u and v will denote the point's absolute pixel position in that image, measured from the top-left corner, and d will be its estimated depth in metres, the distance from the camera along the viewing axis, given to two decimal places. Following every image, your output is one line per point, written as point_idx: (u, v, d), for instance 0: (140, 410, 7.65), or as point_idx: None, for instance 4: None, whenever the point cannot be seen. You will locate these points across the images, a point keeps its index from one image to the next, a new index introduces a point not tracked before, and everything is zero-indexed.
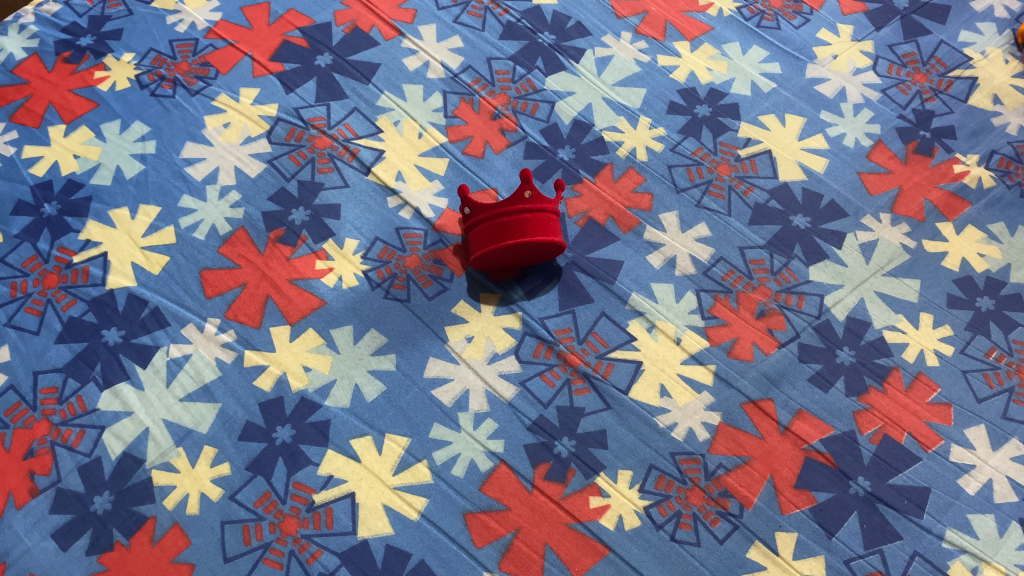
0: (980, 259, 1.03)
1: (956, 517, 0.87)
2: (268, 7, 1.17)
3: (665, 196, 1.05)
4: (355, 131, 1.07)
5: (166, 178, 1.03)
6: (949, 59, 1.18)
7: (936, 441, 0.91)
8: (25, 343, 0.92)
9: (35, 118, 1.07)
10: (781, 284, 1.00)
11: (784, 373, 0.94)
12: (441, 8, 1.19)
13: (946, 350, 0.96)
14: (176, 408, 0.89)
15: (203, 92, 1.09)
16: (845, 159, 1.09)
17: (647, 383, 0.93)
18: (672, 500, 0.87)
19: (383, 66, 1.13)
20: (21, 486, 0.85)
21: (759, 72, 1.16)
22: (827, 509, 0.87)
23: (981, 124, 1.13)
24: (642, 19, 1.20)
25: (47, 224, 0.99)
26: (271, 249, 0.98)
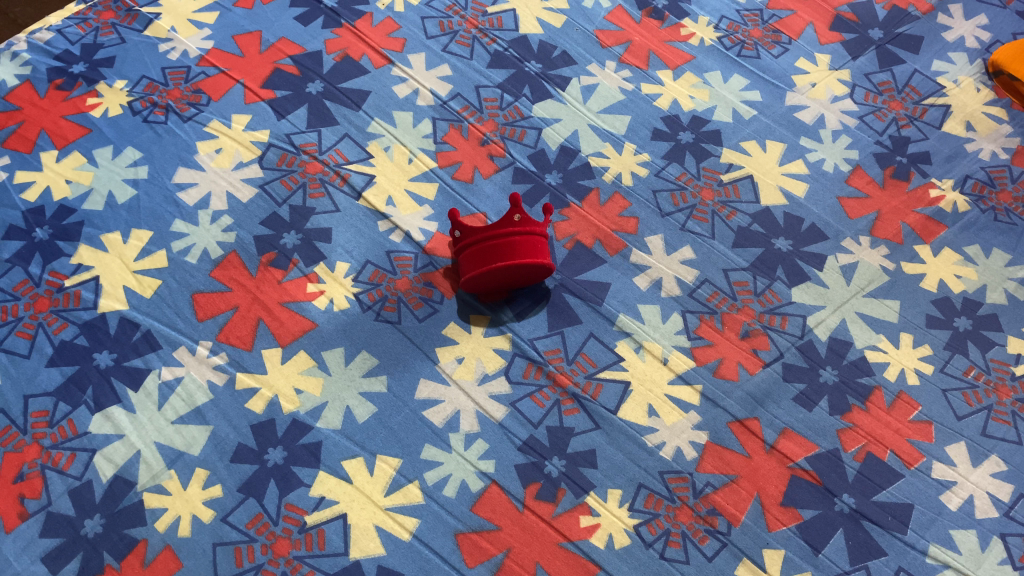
0: (957, 280, 1.05)
1: (938, 532, 0.89)
2: (259, 35, 1.19)
3: (651, 220, 1.08)
4: (346, 157, 1.08)
5: (157, 204, 1.04)
6: (923, 87, 1.22)
7: (918, 458, 0.93)
8: (16, 367, 0.93)
9: (28, 144, 1.08)
10: (764, 305, 1.02)
11: (769, 393, 0.96)
12: (430, 37, 1.21)
13: (926, 369, 0.99)
14: (167, 430, 0.90)
15: (195, 118, 1.10)
16: (824, 183, 1.12)
17: (635, 403, 0.95)
18: (661, 519, 0.88)
19: (373, 94, 1.15)
20: (11, 509, 0.85)
21: (740, 100, 1.19)
22: (814, 526, 0.89)
23: (954, 149, 1.16)
24: (626, 48, 1.23)
25: (38, 249, 1.00)
26: (262, 273, 0.99)
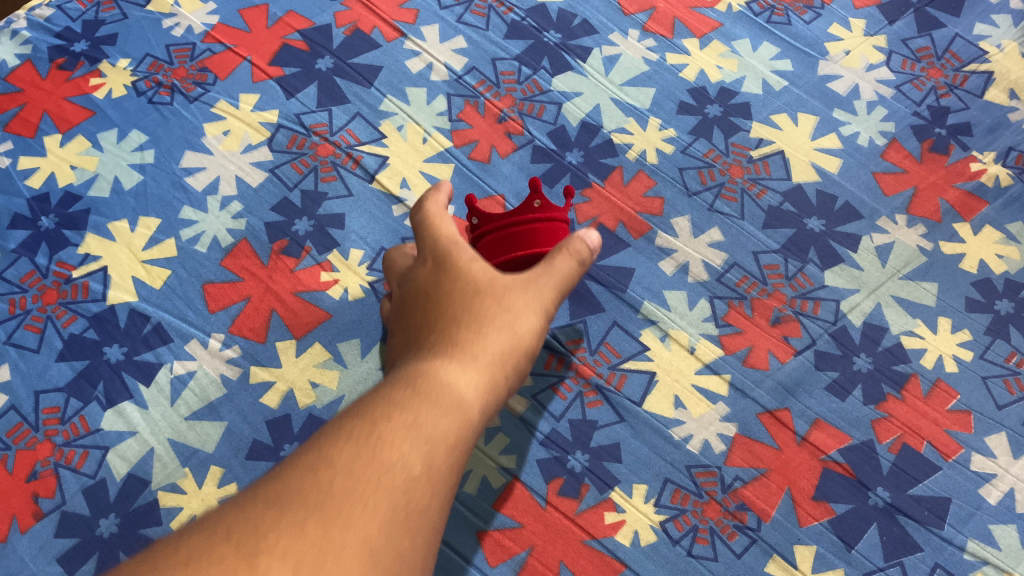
0: (999, 260, 1.00)
1: (977, 527, 0.86)
2: (266, 9, 1.14)
3: (677, 200, 1.03)
4: (358, 138, 1.04)
5: (165, 189, 1.00)
6: (964, 53, 1.15)
7: (956, 450, 0.89)
8: (25, 361, 0.90)
9: (31, 127, 1.04)
10: (796, 290, 0.98)
11: (800, 382, 0.93)
12: (444, 7, 1.16)
13: (965, 356, 0.95)
14: (181, 426, 0.87)
15: (201, 98, 1.06)
16: (858, 159, 1.07)
17: (661, 394, 0.92)
18: (688, 515, 0.86)
19: (385, 69, 1.10)
20: (25, 509, 0.83)
21: (769, 69, 1.13)
22: (846, 521, 0.86)
23: (997, 120, 1.10)
24: (649, 16, 1.17)
25: (45, 239, 0.97)
26: (274, 261, 0.96)
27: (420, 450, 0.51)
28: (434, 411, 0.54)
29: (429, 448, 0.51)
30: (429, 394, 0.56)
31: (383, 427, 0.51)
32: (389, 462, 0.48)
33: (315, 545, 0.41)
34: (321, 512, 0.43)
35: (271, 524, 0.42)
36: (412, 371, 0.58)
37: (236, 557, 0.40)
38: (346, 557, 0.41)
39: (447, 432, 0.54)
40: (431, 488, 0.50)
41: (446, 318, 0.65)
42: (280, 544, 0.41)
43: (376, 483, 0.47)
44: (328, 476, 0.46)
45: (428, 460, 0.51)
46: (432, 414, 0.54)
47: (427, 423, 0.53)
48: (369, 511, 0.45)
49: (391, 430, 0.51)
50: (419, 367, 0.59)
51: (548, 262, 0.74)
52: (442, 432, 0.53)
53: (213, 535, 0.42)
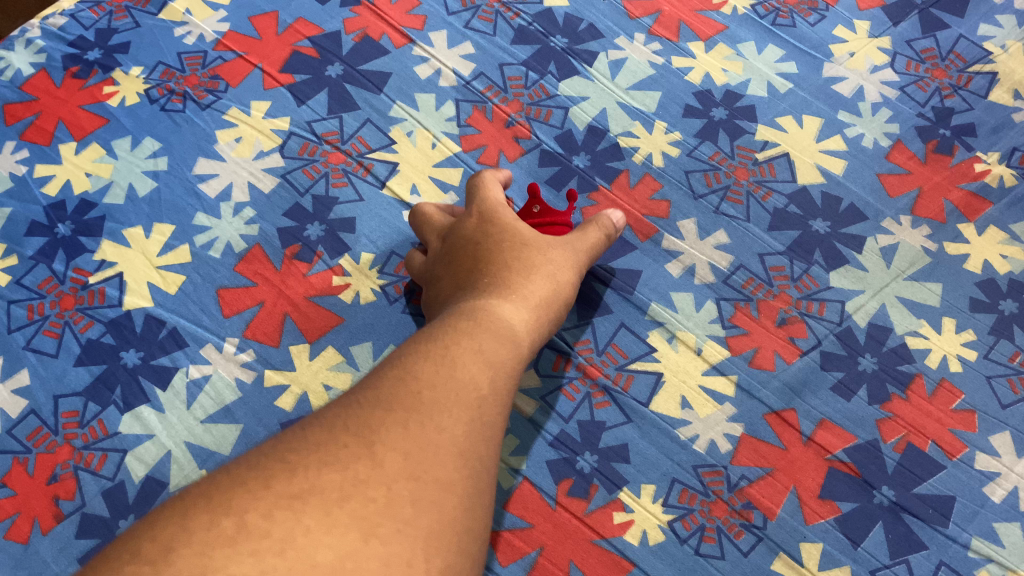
0: (1003, 260, 1.01)
1: (982, 525, 0.87)
2: (276, 16, 1.16)
3: (683, 203, 1.04)
4: (368, 144, 1.06)
5: (179, 196, 1.02)
6: (968, 54, 1.16)
7: (960, 449, 0.90)
8: (44, 366, 0.92)
9: (46, 135, 1.06)
10: (801, 291, 0.99)
11: (806, 382, 0.94)
12: (451, 13, 1.17)
13: (969, 356, 0.96)
14: (197, 429, 0.89)
15: (213, 106, 1.08)
16: (863, 160, 1.08)
17: (668, 395, 0.93)
18: (695, 514, 0.87)
19: (394, 75, 1.11)
20: (46, 511, 0.85)
21: (774, 72, 1.14)
22: (852, 520, 0.87)
23: (1001, 120, 1.11)
24: (655, 19, 1.18)
25: (62, 245, 0.99)
26: (287, 267, 0.98)
27: (488, 373, 0.69)
28: (493, 352, 0.72)
29: (491, 376, 0.69)
30: (490, 324, 0.75)
31: (455, 356, 0.69)
32: (465, 380, 0.66)
33: (413, 446, 0.58)
34: (418, 416, 0.61)
35: (378, 421, 0.60)
36: (475, 313, 0.76)
37: (357, 444, 0.58)
38: (436, 458, 0.59)
39: (505, 364, 0.72)
40: (496, 402, 0.68)
41: (502, 261, 0.85)
42: (390, 443, 0.58)
43: (453, 397, 0.64)
44: (418, 385, 0.64)
45: (494, 377, 0.70)
46: (489, 351, 0.71)
47: (491, 356, 0.71)
48: (451, 418, 0.62)
49: (462, 353, 0.70)
50: (485, 304, 0.78)
51: (580, 231, 0.93)
52: (497, 365, 0.71)
53: (343, 420, 0.60)
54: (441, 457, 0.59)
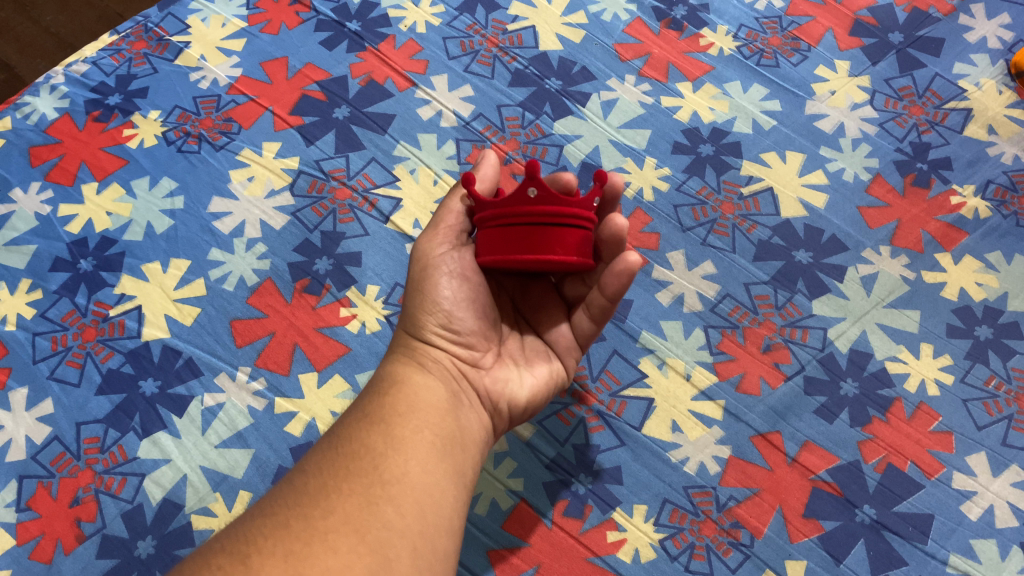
0: (978, 288, 1.06)
1: (959, 542, 0.91)
2: (286, 62, 1.22)
3: (672, 235, 1.10)
4: (373, 181, 1.12)
5: (194, 233, 1.08)
6: (944, 91, 1.22)
7: (939, 469, 0.95)
8: (67, 395, 0.97)
9: (69, 176, 1.12)
10: (785, 318, 1.04)
11: (791, 406, 0.98)
12: (452, 57, 1.24)
13: (946, 380, 1.00)
14: (211, 454, 0.94)
15: (227, 147, 1.14)
16: (844, 194, 1.13)
17: (659, 419, 0.98)
18: (686, 533, 0.91)
19: (398, 117, 1.17)
20: (68, 532, 0.89)
21: (759, 110, 1.20)
22: (835, 537, 0.91)
23: (976, 154, 1.16)
24: (645, 61, 1.24)
25: (84, 280, 1.05)
26: (296, 299, 1.03)
27: (384, 435, 0.69)
28: (391, 411, 0.72)
29: (387, 436, 0.69)
30: (390, 390, 0.76)
31: (348, 438, 0.70)
32: (355, 455, 0.67)
33: (297, 542, 0.59)
34: (302, 513, 0.62)
35: (258, 534, 0.60)
36: (375, 385, 0.78)
37: (234, 562, 0.57)
38: (326, 544, 0.59)
39: (407, 416, 0.72)
40: (401, 457, 0.68)
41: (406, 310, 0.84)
42: (269, 549, 0.58)
43: (345, 476, 0.66)
44: (310, 482, 0.66)
45: (390, 439, 0.69)
46: (385, 414, 0.72)
47: (385, 416, 0.71)
48: (342, 498, 0.63)
49: (358, 429, 0.71)
50: (383, 374, 0.79)
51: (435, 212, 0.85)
52: (395, 422, 0.71)
53: (222, 545, 0.60)
54: (334, 538, 0.59)
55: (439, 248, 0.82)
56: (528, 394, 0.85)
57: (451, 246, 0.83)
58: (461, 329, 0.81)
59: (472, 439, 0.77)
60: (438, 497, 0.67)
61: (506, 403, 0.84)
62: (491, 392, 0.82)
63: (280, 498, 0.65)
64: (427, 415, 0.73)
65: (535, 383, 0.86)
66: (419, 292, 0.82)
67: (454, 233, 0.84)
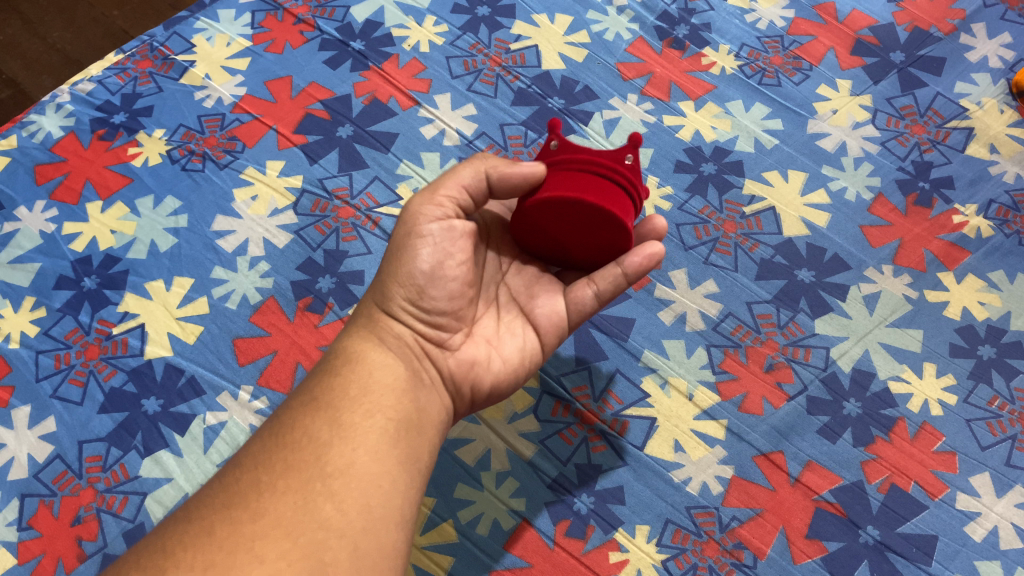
0: (981, 307, 1.06)
1: (963, 563, 0.90)
2: (290, 80, 1.23)
3: (674, 254, 1.10)
4: (376, 200, 1.12)
5: (198, 251, 1.08)
6: (946, 110, 1.22)
7: (942, 489, 0.94)
8: (70, 414, 0.97)
9: (74, 195, 1.13)
10: (788, 338, 1.04)
11: (793, 426, 0.98)
12: (455, 76, 1.24)
13: (950, 400, 1.00)
14: (213, 473, 0.94)
15: (231, 165, 1.15)
16: (846, 213, 1.13)
17: (661, 439, 0.97)
18: (688, 553, 0.91)
19: (401, 136, 1.18)
20: (69, 551, 0.89)
21: (761, 129, 1.21)
22: (838, 558, 0.91)
23: (978, 173, 1.16)
24: (647, 80, 1.25)
25: (87, 298, 1.05)
26: (299, 317, 1.03)
27: (330, 423, 0.70)
28: (341, 395, 0.73)
29: (333, 424, 0.70)
30: (341, 371, 0.76)
31: (294, 425, 0.71)
32: (298, 445, 0.69)
33: (221, 551, 0.60)
34: (231, 515, 0.63)
35: (182, 543, 0.61)
36: (330, 362, 0.78)
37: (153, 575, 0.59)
38: (252, 551, 0.60)
39: (356, 400, 0.73)
40: (347, 445, 0.69)
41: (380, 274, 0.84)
42: (190, 560, 0.59)
43: (285, 468, 0.67)
44: (246, 477, 0.67)
45: (334, 425, 0.70)
46: (334, 399, 0.73)
47: (333, 402, 0.72)
48: (276, 497, 0.64)
49: (303, 418, 0.71)
50: (340, 349, 0.80)
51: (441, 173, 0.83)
52: (342, 408, 0.72)
53: (145, 554, 0.61)
54: (262, 543, 0.60)
55: (428, 218, 0.80)
56: (494, 378, 0.85)
57: (443, 217, 0.81)
58: (431, 308, 0.80)
59: (431, 418, 0.78)
60: (386, 488, 0.68)
61: (469, 386, 0.84)
62: (453, 370, 0.82)
63: (224, 488, 0.67)
64: (379, 398, 0.74)
65: (502, 368, 0.85)
66: (397, 261, 0.81)
67: (451, 206, 0.81)
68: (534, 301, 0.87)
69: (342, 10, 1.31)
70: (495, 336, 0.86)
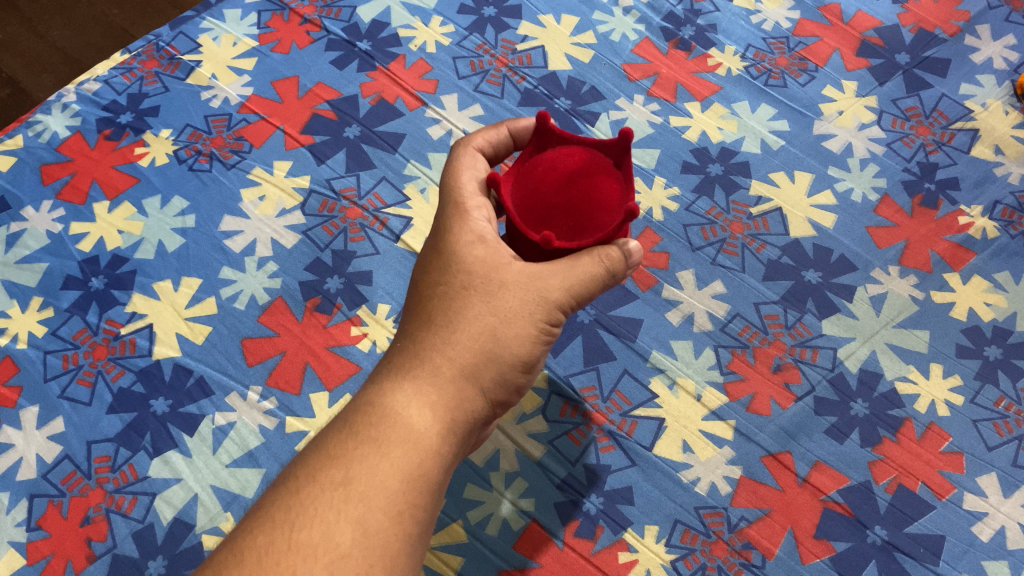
0: (987, 308, 1.06)
1: (970, 563, 0.91)
2: (297, 81, 1.23)
3: (682, 254, 1.10)
4: (384, 200, 1.12)
5: (206, 251, 1.08)
6: (951, 111, 1.23)
7: (949, 490, 0.94)
8: (78, 414, 0.97)
9: (81, 195, 1.13)
10: (795, 338, 1.04)
11: (801, 426, 0.98)
12: (462, 77, 1.24)
13: (957, 400, 1.00)
14: (222, 473, 0.94)
15: (238, 166, 1.15)
16: (852, 214, 1.14)
17: (670, 439, 0.98)
18: (697, 553, 0.91)
19: (408, 136, 1.18)
20: (79, 552, 0.89)
21: (768, 130, 1.21)
22: (846, 559, 0.91)
23: (983, 174, 1.17)
24: (653, 81, 1.25)
25: (95, 298, 1.05)
26: (307, 317, 1.03)
27: (358, 526, 0.64)
28: (379, 488, 0.66)
29: (361, 528, 0.64)
30: (386, 449, 0.68)
31: (316, 511, 0.64)
32: (316, 550, 0.62)
33: None
34: None
35: None
36: (374, 431, 0.69)
37: None
38: None
39: (391, 499, 0.66)
40: (367, 560, 0.63)
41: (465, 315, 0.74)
42: None
43: None
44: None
45: (361, 531, 0.64)
46: (368, 490, 0.66)
47: (365, 497, 0.65)
48: None
49: (331, 508, 0.64)
50: (386, 415, 0.70)
51: (584, 270, 0.75)
52: (375, 509, 0.65)
53: None
54: None
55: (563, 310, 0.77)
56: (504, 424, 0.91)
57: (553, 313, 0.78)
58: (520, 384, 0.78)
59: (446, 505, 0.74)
60: None
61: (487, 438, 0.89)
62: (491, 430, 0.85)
63: None
64: (416, 497, 0.68)
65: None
66: (518, 331, 0.74)
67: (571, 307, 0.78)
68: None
69: (348, 10, 1.31)
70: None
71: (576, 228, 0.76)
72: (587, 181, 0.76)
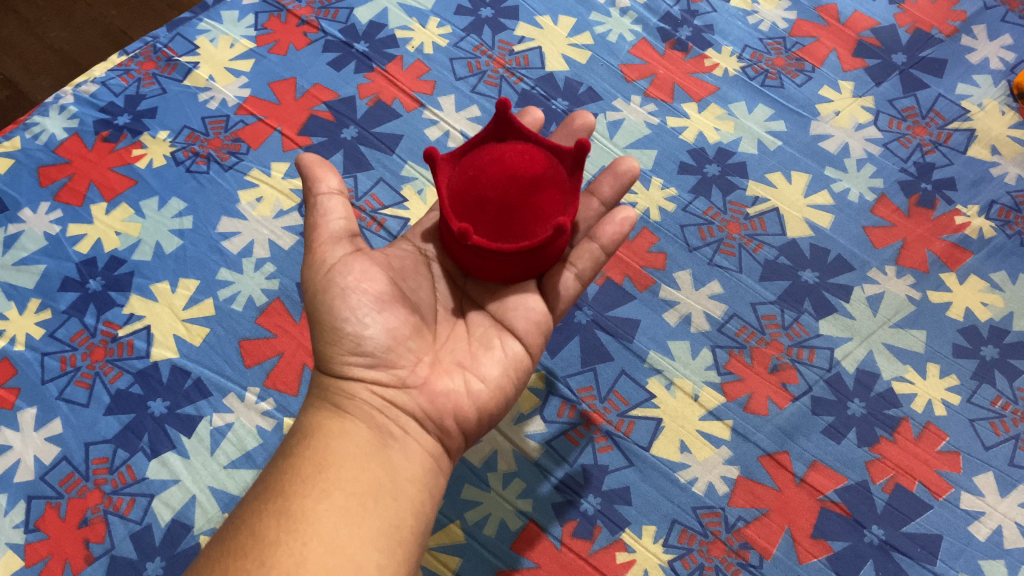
0: (983, 308, 1.07)
1: (968, 563, 0.91)
2: (294, 82, 1.23)
3: (679, 255, 1.10)
4: (381, 201, 1.12)
5: (203, 253, 1.08)
6: (947, 111, 1.23)
7: (947, 489, 0.95)
8: (76, 416, 0.97)
9: (78, 197, 1.13)
10: (792, 338, 1.04)
11: (798, 426, 0.98)
12: (459, 78, 1.25)
13: (953, 400, 1.00)
14: (220, 475, 0.94)
15: (236, 167, 1.15)
16: (849, 214, 1.14)
17: (667, 439, 0.98)
18: (695, 553, 0.91)
19: (406, 137, 1.18)
20: (78, 553, 0.89)
21: (764, 130, 1.21)
22: (844, 558, 0.91)
23: (979, 174, 1.17)
24: (650, 82, 1.25)
25: (92, 300, 1.05)
26: (305, 319, 1.04)
27: (281, 515, 0.66)
28: (292, 479, 0.69)
29: (283, 517, 0.65)
30: (296, 454, 0.72)
31: (245, 523, 0.66)
32: (248, 548, 0.64)
33: None
34: None
35: None
36: (285, 448, 0.74)
37: None
38: None
39: (309, 483, 0.68)
40: (296, 538, 0.63)
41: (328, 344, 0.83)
42: None
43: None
44: None
45: (282, 518, 0.65)
46: (285, 485, 0.68)
47: (283, 489, 0.68)
48: None
49: (259, 512, 0.67)
50: (297, 434, 0.75)
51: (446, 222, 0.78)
52: (295, 494, 0.67)
53: None
54: None
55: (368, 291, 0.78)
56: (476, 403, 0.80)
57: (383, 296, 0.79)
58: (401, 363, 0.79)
59: (406, 478, 0.73)
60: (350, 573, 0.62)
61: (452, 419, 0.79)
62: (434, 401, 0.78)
63: None
64: (336, 474, 0.69)
65: (484, 392, 0.80)
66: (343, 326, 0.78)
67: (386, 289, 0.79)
68: (507, 307, 0.85)
69: (346, 11, 1.31)
70: (470, 360, 0.82)
71: (502, 232, 0.79)
72: (534, 187, 0.81)
